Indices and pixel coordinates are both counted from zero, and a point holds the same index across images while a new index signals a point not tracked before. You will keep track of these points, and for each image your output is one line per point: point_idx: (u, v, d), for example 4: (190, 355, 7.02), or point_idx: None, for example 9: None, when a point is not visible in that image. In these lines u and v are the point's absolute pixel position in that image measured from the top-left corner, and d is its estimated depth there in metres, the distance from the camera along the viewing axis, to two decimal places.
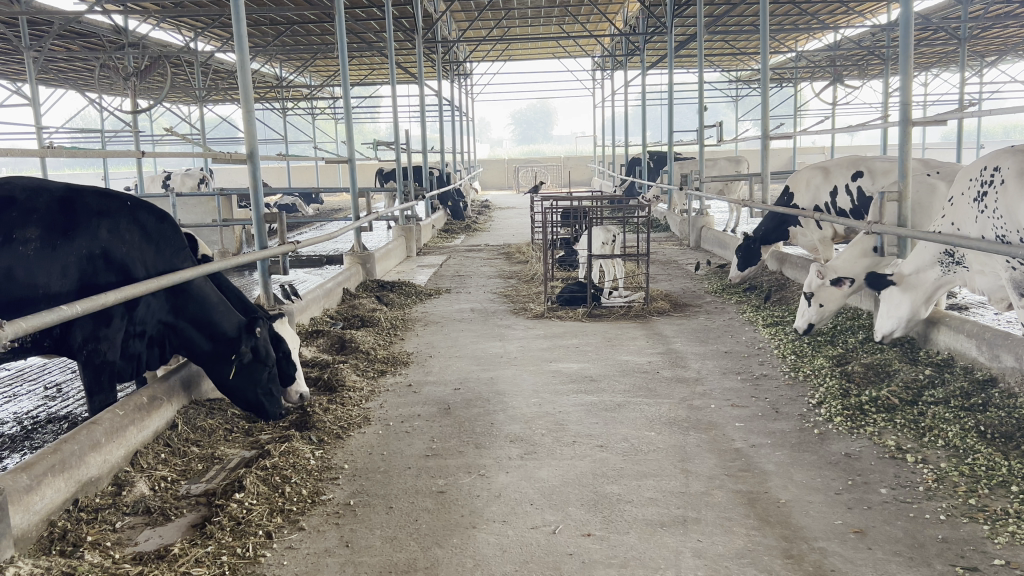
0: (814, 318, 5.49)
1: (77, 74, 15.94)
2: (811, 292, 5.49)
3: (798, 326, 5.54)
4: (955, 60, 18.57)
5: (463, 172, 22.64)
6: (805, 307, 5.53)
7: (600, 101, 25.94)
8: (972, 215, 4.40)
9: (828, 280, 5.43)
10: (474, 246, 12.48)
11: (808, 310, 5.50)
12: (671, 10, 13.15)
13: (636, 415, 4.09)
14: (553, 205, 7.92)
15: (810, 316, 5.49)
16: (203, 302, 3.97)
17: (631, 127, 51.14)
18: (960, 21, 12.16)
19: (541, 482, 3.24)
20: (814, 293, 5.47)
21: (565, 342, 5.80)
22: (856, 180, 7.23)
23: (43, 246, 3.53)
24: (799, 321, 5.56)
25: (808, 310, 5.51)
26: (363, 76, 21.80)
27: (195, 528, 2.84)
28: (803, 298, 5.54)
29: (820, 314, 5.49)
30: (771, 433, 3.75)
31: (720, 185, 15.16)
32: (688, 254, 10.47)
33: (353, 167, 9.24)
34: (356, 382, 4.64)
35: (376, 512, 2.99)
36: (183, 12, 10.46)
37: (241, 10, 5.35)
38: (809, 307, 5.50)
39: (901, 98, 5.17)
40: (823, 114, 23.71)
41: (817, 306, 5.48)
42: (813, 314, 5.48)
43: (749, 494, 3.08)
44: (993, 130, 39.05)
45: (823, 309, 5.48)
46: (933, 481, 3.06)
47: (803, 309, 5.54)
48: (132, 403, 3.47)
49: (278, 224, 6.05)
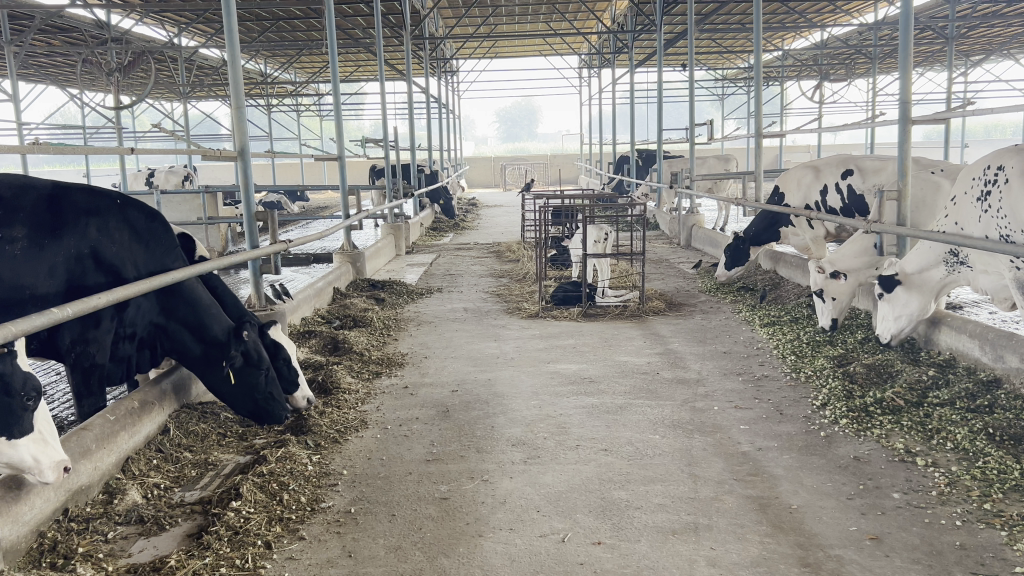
0: (834, 315, 5.39)
1: (58, 69, 15.64)
2: (822, 289, 5.42)
3: (822, 324, 5.44)
4: (941, 59, 18.64)
5: (451, 170, 22.51)
6: (822, 305, 5.44)
7: (586, 99, 25.91)
8: (975, 214, 4.38)
9: (839, 275, 5.41)
10: (464, 244, 12.35)
11: (826, 307, 5.41)
12: (660, 7, 13.07)
13: (639, 417, 4.02)
14: (546, 203, 7.83)
15: (831, 312, 5.38)
16: (193, 304, 3.85)
17: (617, 124, 51.28)
18: (948, 20, 12.16)
19: (547, 488, 3.16)
20: (825, 290, 5.41)
21: (562, 342, 5.73)
22: (846, 179, 7.21)
23: (30, 246, 3.40)
24: (821, 319, 5.46)
25: (826, 307, 5.41)
26: (349, 73, 21.61)
27: (191, 538, 2.73)
28: (816, 296, 5.46)
29: (839, 308, 5.40)
30: (778, 436, 3.69)
31: (709, 183, 15.18)
32: (680, 253, 10.44)
33: (342, 164, 8.89)
34: (351, 384, 4.54)
35: (379, 520, 2.89)
36: (168, 6, 10.25)
37: (231, 2, 5.16)
38: (825, 303, 5.41)
39: (901, 95, 5.10)
40: (809, 113, 23.84)
41: (832, 301, 5.38)
42: (833, 309, 5.37)
43: (760, 500, 3.02)
44: (976, 128, 39.50)
45: (839, 304, 5.39)
46: (945, 485, 3.02)
47: (821, 307, 5.44)
48: (123, 408, 3.35)
49: (267, 222, 5.86)
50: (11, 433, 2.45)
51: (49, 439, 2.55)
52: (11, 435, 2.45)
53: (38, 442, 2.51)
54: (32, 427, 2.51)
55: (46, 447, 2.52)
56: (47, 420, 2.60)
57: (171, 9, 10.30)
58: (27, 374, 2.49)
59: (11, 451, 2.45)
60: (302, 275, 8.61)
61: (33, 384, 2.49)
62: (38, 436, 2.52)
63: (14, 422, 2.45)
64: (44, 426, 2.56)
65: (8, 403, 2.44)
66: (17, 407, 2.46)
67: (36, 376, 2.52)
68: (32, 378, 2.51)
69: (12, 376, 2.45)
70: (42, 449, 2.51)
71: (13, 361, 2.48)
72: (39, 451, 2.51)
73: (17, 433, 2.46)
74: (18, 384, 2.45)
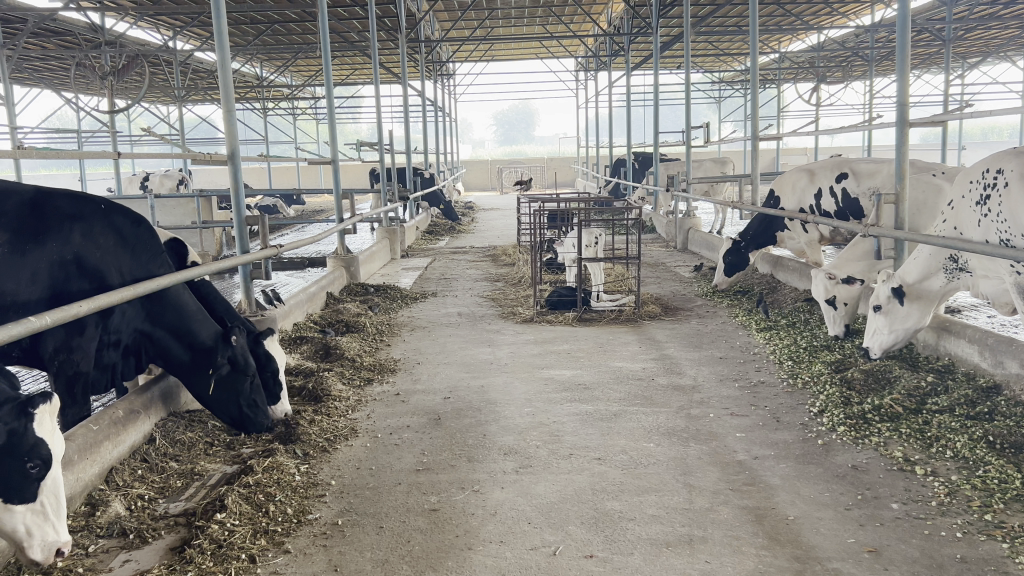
0: (845, 322, 5.33)
1: (53, 73, 15.52)
2: (831, 295, 5.36)
3: (834, 332, 5.36)
4: (939, 61, 18.54)
5: (447, 173, 22.42)
6: (833, 312, 5.37)
7: (583, 102, 25.84)
8: (975, 219, 4.33)
9: (840, 280, 5.36)
10: (460, 248, 12.29)
11: (837, 314, 5.34)
12: (656, 10, 12.98)
13: (633, 425, 3.96)
14: (541, 207, 7.73)
15: (842, 319, 5.32)
16: (180, 311, 3.78)
17: (613, 128, 51.26)
18: (945, 22, 12.07)
19: (539, 499, 3.09)
20: (834, 296, 5.34)
21: (557, 348, 5.66)
22: (840, 183, 7.15)
23: (11, 253, 3.35)
24: (833, 327, 5.38)
25: (837, 315, 5.35)
26: (346, 76, 21.50)
27: (174, 551, 2.66)
28: (826, 304, 5.40)
29: (849, 314, 5.34)
30: (774, 444, 3.63)
31: (705, 186, 15.12)
32: (676, 256, 10.37)
33: (337, 167, 8.75)
34: (341, 391, 4.47)
35: (367, 533, 2.82)
36: (162, 9, 10.15)
37: (222, 5, 5.08)
38: (836, 311, 5.35)
39: (899, 97, 5.03)
40: (806, 115, 23.78)
41: (843, 308, 5.33)
42: (843, 316, 5.31)
43: (756, 511, 2.96)
44: (973, 131, 39.61)
45: (849, 309, 5.34)
46: (945, 495, 2.96)
47: (832, 315, 5.37)
48: (107, 417, 3.27)
49: (258, 226, 5.74)
50: (10, 500, 2.31)
51: (52, 513, 2.39)
52: (10, 501, 2.32)
53: (37, 515, 2.36)
54: (36, 498, 2.36)
55: (45, 521, 2.37)
56: (61, 491, 2.44)
57: (166, 11, 10.18)
58: (39, 439, 2.36)
59: (5, 517, 2.31)
60: (297, 279, 8.53)
61: (41, 450, 2.35)
62: (39, 509, 2.36)
63: (14, 489, 2.31)
64: (52, 498, 2.40)
65: (9, 467, 2.30)
66: (19, 472, 2.31)
67: (49, 444, 2.38)
68: (46, 447, 2.37)
69: (22, 436, 2.33)
70: (39, 523, 2.35)
71: (31, 422, 2.37)
72: (35, 525, 2.35)
73: (17, 501, 2.33)
74: (26, 447, 2.33)
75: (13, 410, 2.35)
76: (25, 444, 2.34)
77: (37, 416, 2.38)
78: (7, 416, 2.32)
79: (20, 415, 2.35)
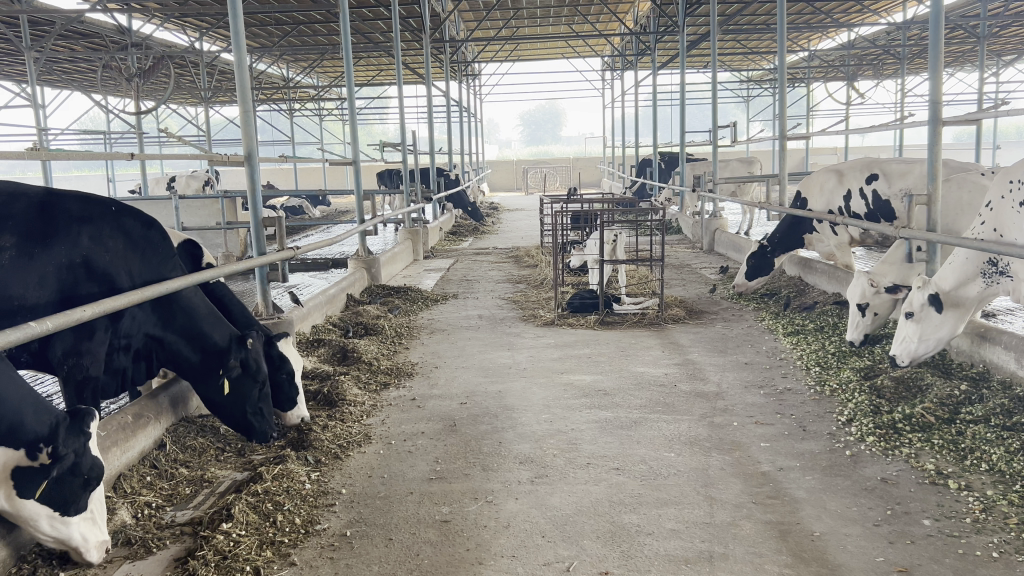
0: (867, 330, 5.12)
1: (84, 74, 15.70)
2: (864, 302, 5.11)
3: (851, 337, 5.14)
4: (976, 57, 17.98)
5: (473, 174, 22.37)
6: (859, 318, 5.13)
7: (609, 103, 25.62)
8: (1018, 221, 4.16)
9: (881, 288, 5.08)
10: (483, 249, 12.19)
11: (863, 321, 5.12)
12: (682, 9, 12.81)
13: (654, 433, 3.84)
14: (563, 208, 7.60)
15: (866, 326, 5.11)
16: (191, 312, 3.74)
17: (639, 128, 50.83)
18: (981, 18, 11.77)
19: (553, 510, 2.99)
20: (868, 303, 5.10)
21: (577, 352, 5.56)
22: (870, 184, 6.96)
23: (19, 256, 3.31)
24: (853, 333, 5.15)
25: (863, 321, 5.12)
26: (372, 77, 21.55)
27: (177, 563, 2.60)
28: (855, 309, 5.16)
29: (875, 323, 5.13)
30: (800, 455, 3.49)
31: (733, 187, 14.90)
32: (702, 258, 10.18)
33: (358, 168, 8.70)
34: (357, 396, 4.41)
35: (375, 545, 2.74)
36: (188, 10, 10.22)
37: (239, 5, 5.04)
38: (864, 317, 5.12)
39: (930, 95, 4.85)
40: (836, 114, 23.39)
41: (872, 316, 5.10)
42: (869, 324, 5.10)
43: (779, 526, 2.83)
44: (1008, 130, 39.07)
45: (878, 318, 5.12)
46: (981, 511, 2.81)
47: (857, 320, 5.14)
48: (115, 422, 3.25)
49: (276, 229, 5.64)
50: (66, 511, 2.39)
51: (98, 518, 2.49)
52: (66, 514, 2.39)
53: (88, 521, 2.45)
54: (87, 506, 2.45)
55: (94, 526, 2.47)
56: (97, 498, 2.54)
57: (191, 13, 10.18)
58: (95, 458, 2.46)
59: (62, 528, 2.38)
60: (318, 281, 8.50)
61: (98, 467, 2.46)
62: (89, 516, 2.46)
63: (68, 501, 2.38)
64: (97, 505, 2.51)
65: (71, 483, 2.38)
66: (79, 486, 2.40)
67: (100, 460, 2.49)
68: (99, 462, 2.47)
69: (82, 456, 2.42)
70: (90, 528, 2.45)
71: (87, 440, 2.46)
72: (88, 531, 2.45)
73: (73, 511, 2.40)
74: (85, 466, 2.42)
75: (69, 430, 2.42)
76: (83, 464, 2.42)
77: (89, 431, 2.48)
78: (71, 436, 2.40)
79: (78, 433, 2.43)
